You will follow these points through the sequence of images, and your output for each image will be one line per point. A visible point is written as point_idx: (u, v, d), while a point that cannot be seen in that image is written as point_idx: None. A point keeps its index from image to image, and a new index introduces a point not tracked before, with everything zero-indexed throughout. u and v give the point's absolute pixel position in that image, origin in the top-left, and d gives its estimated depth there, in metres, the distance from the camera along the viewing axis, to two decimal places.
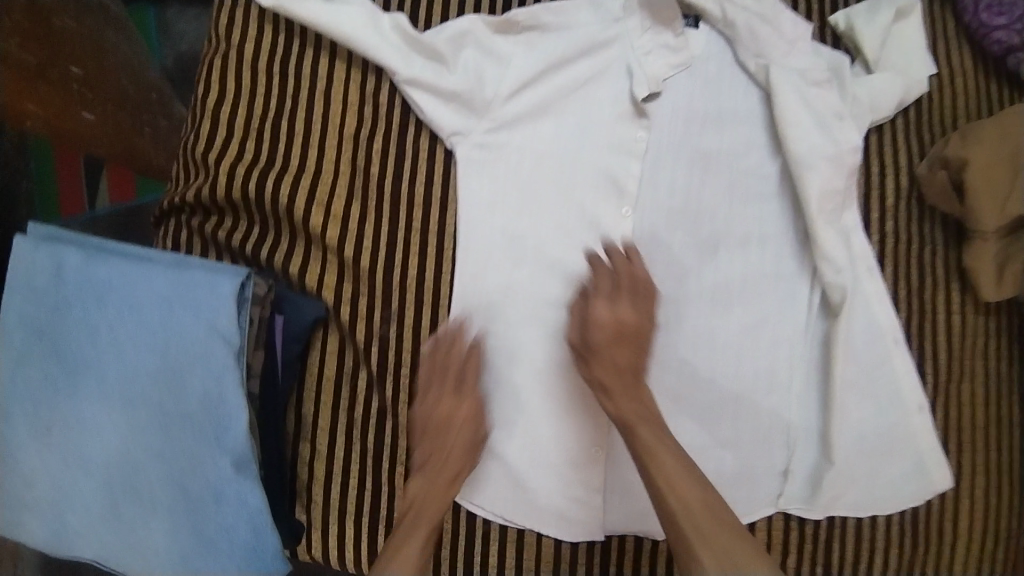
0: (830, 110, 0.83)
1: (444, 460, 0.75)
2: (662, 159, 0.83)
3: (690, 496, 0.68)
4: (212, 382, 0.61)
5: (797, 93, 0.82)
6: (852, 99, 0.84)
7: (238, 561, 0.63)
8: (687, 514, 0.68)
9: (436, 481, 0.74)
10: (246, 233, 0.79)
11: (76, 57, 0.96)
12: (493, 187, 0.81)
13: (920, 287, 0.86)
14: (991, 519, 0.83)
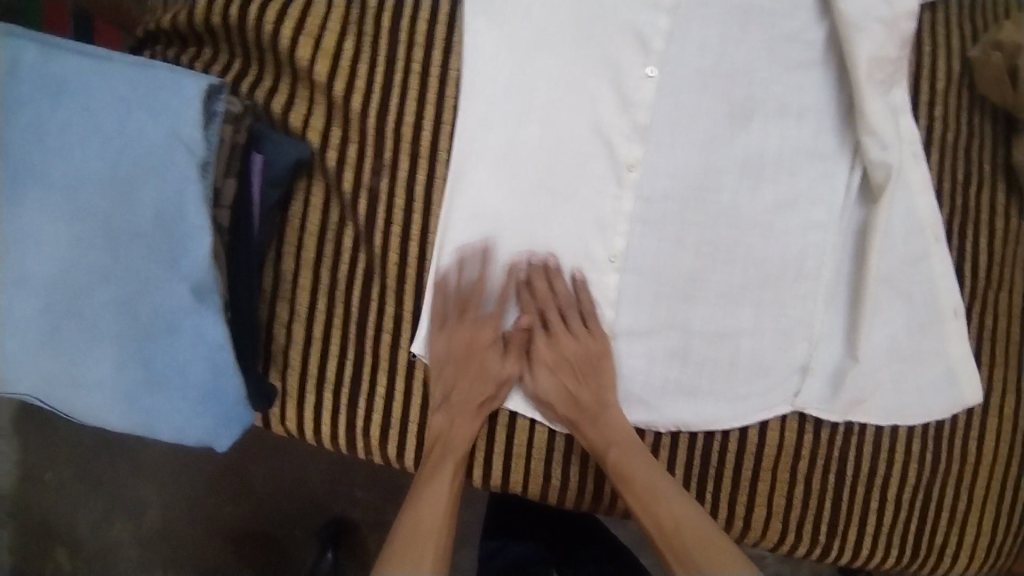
0: None
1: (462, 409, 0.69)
2: (689, 25, 0.73)
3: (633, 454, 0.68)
4: (172, 197, 0.55)
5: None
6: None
7: (193, 401, 0.57)
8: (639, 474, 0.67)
9: (461, 410, 0.69)
10: (229, 66, 0.71)
11: None
12: (504, 33, 0.72)
13: (966, 182, 0.77)
14: (1006, 428, 0.79)
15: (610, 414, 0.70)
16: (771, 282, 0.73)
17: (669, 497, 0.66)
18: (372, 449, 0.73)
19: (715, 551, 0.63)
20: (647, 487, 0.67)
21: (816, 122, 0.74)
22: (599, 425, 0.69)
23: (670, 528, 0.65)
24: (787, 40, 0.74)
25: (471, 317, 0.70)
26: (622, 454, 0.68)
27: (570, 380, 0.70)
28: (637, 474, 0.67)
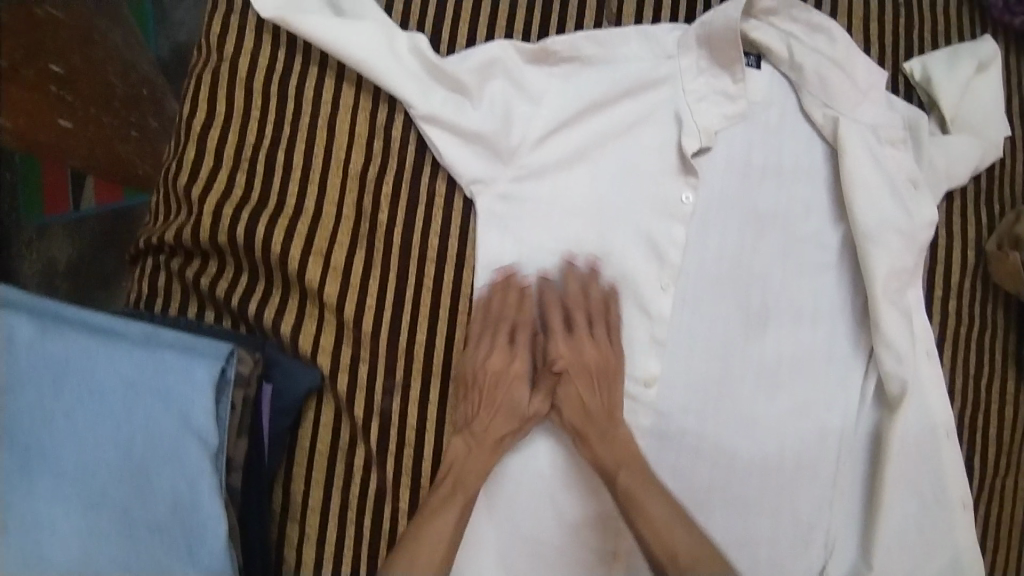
0: (903, 175, 0.72)
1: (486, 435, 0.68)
2: (708, 220, 0.72)
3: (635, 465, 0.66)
4: (185, 487, 0.54)
5: (869, 150, 0.72)
6: (932, 164, 0.72)
7: None
8: (649, 523, 0.64)
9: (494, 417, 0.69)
10: (233, 281, 0.69)
11: (59, 55, 0.89)
12: (517, 250, 0.71)
13: (977, 375, 0.78)
14: None
15: (619, 432, 0.68)
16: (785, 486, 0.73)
17: (657, 496, 0.65)
18: None
19: (720, 573, 0.61)
20: (662, 521, 0.63)
21: (831, 325, 0.74)
22: (606, 443, 0.67)
23: (683, 558, 0.61)
24: (801, 243, 0.73)
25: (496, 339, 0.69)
26: (633, 482, 0.65)
27: (586, 394, 0.68)
28: (646, 500, 0.65)
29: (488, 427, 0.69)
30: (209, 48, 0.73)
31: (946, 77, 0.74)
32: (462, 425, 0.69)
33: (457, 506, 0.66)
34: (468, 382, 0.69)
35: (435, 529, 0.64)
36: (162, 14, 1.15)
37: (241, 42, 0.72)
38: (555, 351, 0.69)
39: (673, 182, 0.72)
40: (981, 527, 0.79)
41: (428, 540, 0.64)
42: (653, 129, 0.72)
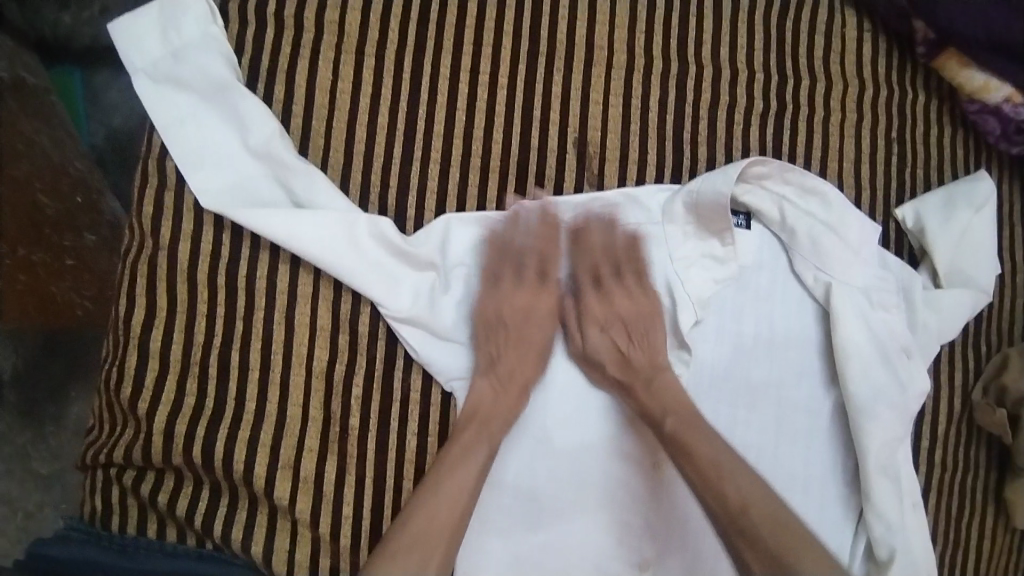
0: (897, 344, 0.69)
1: (491, 416, 0.65)
2: (699, 396, 0.70)
3: (705, 455, 0.63)
4: None
5: (863, 317, 0.69)
6: (924, 328, 0.70)
7: None
8: (749, 505, 0.60)
9: (517, 356, 0.67)
10: (194, 500, 0.65)
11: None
12: (509, 446, 0.68)
13: (959, 516, 0.78)
14: None
15: (665, 376, 0.67)
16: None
17: (739, 472, 0.62)
18: None
19: (777, 525, 0.59)
20: (712, 466, 0.62)
21: (820, 490, 0.72)
22: (654, 393, 0.66)
23: (738, 510, 0.60)
24: (791, 413, 0.71)
25: (530, 312, 0.68)
26: (682, 425, 0.64)
27: (624, 344, 0.68)
28: (727, 481, 0.61)
29: (510, 374, 0.67)
30: (144, 234, 0.67)
31: (940, 229, 0.72)
32: (485, 365, 0.67)
33: (482, 450, 0.64)
34: (493, 323, 0.67)
35: (455, 507, 0.61)
36: (93, 92, 0.98)
37: (179, 232, 0.66)
38: (589, 304, 0.69)
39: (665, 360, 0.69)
40: None
41: (437, 504, 0.61)
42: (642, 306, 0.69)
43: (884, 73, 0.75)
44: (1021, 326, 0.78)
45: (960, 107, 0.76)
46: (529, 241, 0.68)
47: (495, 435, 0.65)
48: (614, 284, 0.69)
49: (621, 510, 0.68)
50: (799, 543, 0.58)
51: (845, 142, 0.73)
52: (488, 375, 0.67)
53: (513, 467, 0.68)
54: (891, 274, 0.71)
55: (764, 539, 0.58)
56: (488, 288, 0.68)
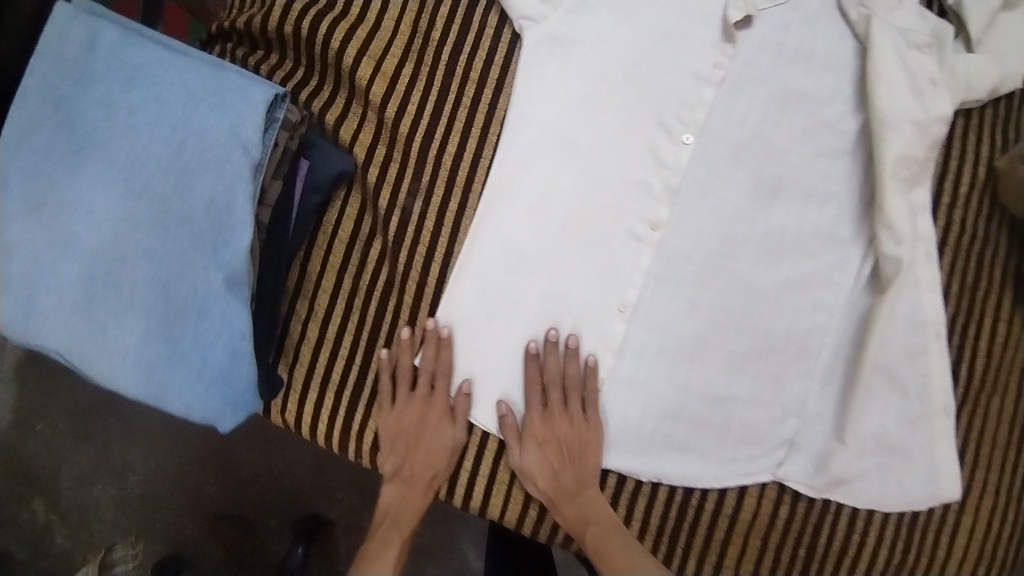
0: (924, 75, 0.75)
1: (409, 462, 0.74)
2: (739, 89, 0.75)
3: (601, 513, 0.72)
4: (226, 188, 0.61)
5: (899, 50, 0.75)
6: (952, 73, 0.76)
7: (211, 401, 0.62)
8: (610, 560, 0.69)
9: (421, 458, 0.74)
10: (289, 73, 0.75)
11: None
12: (563, 104, 0.74)
13: (974, 287, 0.79)
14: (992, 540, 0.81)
15: (590, 493, 0.73)
16: (771, 352, 0.75)
17: (633, 545, 0.71)
18: (364, 456, 0.76)
19: (652, 574, 0.69)
20: (583, 517, 0.72)
21: (837, 208, 0.76)
22: (577, 504, 0.72)
23: (593, 548, 0.70)
24: (819, 128, 0.77)
25: (423, 448, 0.74)
26: (598, 533, 0.71)
27: (560, 417, 0.73)
28: (606, 546, 0.70)
29: (412, 456, 0.74)
30: None
31: (976, 2, 0.79)
32: (399, 457, 0.75)
33: (395, 551, 0.75)
34: (391, 425, 0.73)
35: (409, 499, 0.75)
36: None
37: None
38: (530, 382, 0.73)
39: (712, 49, 0.75)
40: (962, 439, 0.80)
41: (376, 563, 0.75)
42: (702, 1, 0.75)
43: None
44: None
45: None
46: (427, 357, 0.72)
47: (407, 526, 0.77)
48: (563, 422, 0.73)
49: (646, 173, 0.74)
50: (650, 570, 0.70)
51: None
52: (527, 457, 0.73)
53: (546, 103, 0.74)
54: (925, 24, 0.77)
55: (629, 567, 0.69)
56: (394, 408, 0.74)
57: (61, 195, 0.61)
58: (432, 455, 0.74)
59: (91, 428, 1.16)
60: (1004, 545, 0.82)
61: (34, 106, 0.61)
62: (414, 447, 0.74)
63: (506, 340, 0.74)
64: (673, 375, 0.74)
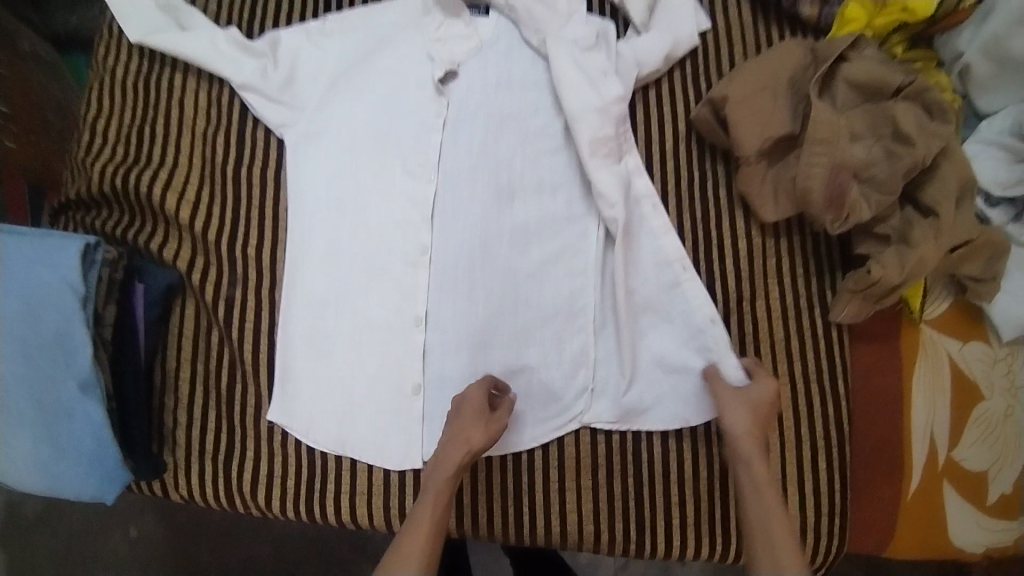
0: (597, 70, 0.92)
1: (460, 437, 0.80)
2: (460, 126, 0.95)
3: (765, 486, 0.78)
4: (64, 320, 0.80)
5: (572, 57, 0.92)
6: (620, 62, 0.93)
7: (94, 481, 0.81)
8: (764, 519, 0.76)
9: (460, 434, 0.80)
10: (118, 220, 0.96)
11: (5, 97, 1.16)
12: (327, 182, 0.94)
13: (705, 218, 0.93)
14: (802, 424, 0.92)
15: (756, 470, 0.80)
16: (544, 321, 0.90)
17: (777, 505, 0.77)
18: (249, 501, 0.91)
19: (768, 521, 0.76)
20: (765, 490, 0.78)
21: (565, 193, 0.93)
22: (764, 476, 0.79)
23: (766, 515, 0.77)
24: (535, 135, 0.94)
25: (458, 429, 0.81)
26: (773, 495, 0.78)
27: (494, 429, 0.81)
28: (767, 504, 0.77)
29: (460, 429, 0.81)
30: (99, 66, 1.01)
31: None
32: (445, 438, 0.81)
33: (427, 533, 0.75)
34: (457, 410, 0.83)
35: (442, 480, 0.78)
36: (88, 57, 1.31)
37: (118, 58, 1.00)
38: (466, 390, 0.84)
39: (431, 102, 0.95)
40: (740, 344, 0.92)
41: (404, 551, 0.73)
42: (412, 70, 0.96)
43: None
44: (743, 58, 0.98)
45: None
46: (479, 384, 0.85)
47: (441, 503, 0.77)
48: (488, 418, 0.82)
49: (406, 212, 0.93)
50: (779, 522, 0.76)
51: None
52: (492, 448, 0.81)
53: (314, 184, 0.94)
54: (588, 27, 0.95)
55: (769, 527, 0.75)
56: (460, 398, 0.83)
57: None
58: (472, 425, 0.81)
59: (69, 572, 1.31)
60: (815, 425, 0.92)
61: None
62: (460, 421, 0.81)
63: (336, 379, 0.90)
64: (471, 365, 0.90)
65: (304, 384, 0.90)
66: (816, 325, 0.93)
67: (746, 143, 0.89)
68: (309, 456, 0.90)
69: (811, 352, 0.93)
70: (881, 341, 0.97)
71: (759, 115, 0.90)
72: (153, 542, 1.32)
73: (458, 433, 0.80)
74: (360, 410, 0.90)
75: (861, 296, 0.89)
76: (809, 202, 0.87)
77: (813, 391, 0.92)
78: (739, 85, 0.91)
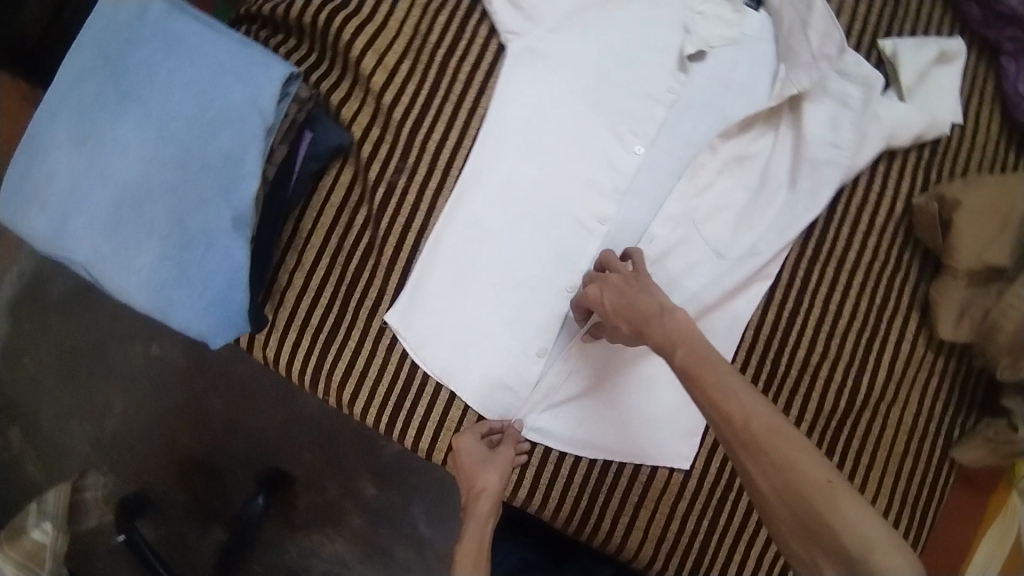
0: (845, 114, 0.88)
1: (477, 482, 0.80)
2: (687, 112, 0.88)
3: (756, 422, 0.59)
4: (241, 143, 0.71)
5: (828, 110, 0.88)
6: (870, 128, 0.87)
7: (209, 325, 0.71)
8: (778, 471, 0.58)
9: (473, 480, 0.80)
10: (304, 56, 0.88)
11: None
12: (533, 111, 0.87)
13: (880, 309, 0.90)
14: None
15: (737, 386, 0.62)
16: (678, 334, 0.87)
17: (799, 459, 0.57)
18: (331, 391, 0.85)
19: (807, 484, 0.57)
20: (762, 437, 0.59)
21: (763, 224, 0.88)
22: (735, 398, 0.61)
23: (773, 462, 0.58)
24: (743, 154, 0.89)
25: (471, 471, 0.81)
26: (765, 429, 0.59)
27: (652, 310, 0.70)
28: (756, 452, 0.59)
29: (477, 474, 0.80)
30: None
31: (909, 58, 0.90)
32: (470, 478, 0.81)
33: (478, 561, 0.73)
34: (470, 446, 0.83)
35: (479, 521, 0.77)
36: None
37: None
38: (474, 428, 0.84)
39: (670, 76, 0.87)
40: (862, 442, 0.89)
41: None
42: (665, 33, 0.88)
43: None
44: (979, 166, 0.93)
45: None
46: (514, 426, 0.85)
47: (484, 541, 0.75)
48: (630, 289, 0.74)
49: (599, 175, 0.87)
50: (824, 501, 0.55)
51: None
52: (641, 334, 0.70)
53: (519, 106, 0.87)
54: (853, 71, 0.89)
55: (807, 507, 0.56)
56: (475, 437, 0.84)
57: (99, 137, 0.71)
58: (486, 474, 0.80)
59: (77, 365, 1.26)
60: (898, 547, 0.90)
61: (89, 57, 0.73)
62: (474, 466, 0.81)
63: (466, 312, 0.85)
64: (597, 370, 0.87)
65: (433, 300, 0.85)
66: (934, 452, 0.91)
67: (959, 255, 0.86)
68: (410, 369, 0.85)
69: (919, 475, 0.90)
70: (975, 488, 0.95)
71: (983, 233, 0.85)
72: (168, 369, 1.26)
73: (474, 480, 0.80)
74: (479, 347, 0.85)
75: (992, 444, 0.88)
76: (994, 338, 0.85)
77: (911, 512, 0.90)
78: (977, 194, 0.86)
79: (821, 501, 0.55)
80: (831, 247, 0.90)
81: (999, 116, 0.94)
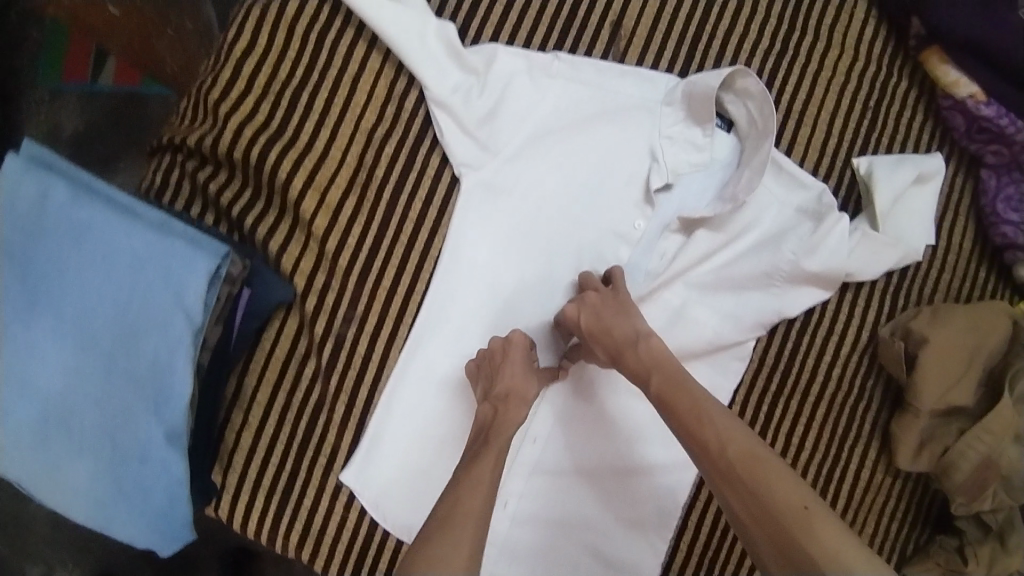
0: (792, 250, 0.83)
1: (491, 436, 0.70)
2: (652, 246, 0.84)
3: (732, 447, 0.64)
4: (165, 352, 0.64)
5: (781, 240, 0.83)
6: (801, 266, 0.83)
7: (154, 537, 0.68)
8: (758, 502, 0.61)
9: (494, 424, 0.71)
10: (237, 194, 0.80)
11: None
12: (490, 249, 0.82)
13: (842, 440, 0.89)
14: None
15: (714, 411, 0.66)
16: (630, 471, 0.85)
17: (778, 475, 0.61)
18: (289, 549, 0.83)
19: (786, 517, 0.60)
20: (742, 458, 0.63)
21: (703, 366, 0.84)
22: (712, 426, 0.65)
23: (754, 495, 0.62)
24: (690, 288, 0.84)
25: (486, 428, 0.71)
26: (743, 454, 0.63)
27: (632, 330, 0.71)
28: (734, 480, 0.63)
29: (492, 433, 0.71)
30: None
31: (886, 179, 0.85)
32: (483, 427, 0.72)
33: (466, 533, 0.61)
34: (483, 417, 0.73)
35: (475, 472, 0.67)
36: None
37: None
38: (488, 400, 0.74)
39: (634, 211, 0.83)
40: None
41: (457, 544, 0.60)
42: (630, 163, 0.83)
43: (878, 52, 0.89)
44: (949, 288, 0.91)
45: (936, 103, 0.90)
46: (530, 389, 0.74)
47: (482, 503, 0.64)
48: (608, 312, 0.73)
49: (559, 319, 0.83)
50: (808, 527, 0.58)
51: (827, 96, 0.87)
52: (620, 357, 0.71)
53: (476, 247, 0.82)
54: (812, 203, 0.83)
55: (790, 534, 0.59)
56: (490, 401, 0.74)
57: (11, 350, 0.65)
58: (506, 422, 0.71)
59: None
60: None
61: None
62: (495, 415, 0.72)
63: (422, 466, 0.83)
64: (550, 515, 0.85)
65: (387, 455, 0.82)
66: None
67: (922, 396, 0.84)
68: (368, 527, 0.84)
69: None
70: None
71: (948, 374, 0.83)
72: None
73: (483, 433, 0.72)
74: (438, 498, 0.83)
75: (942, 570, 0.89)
76: (950, 476, 0.85)
77: None
78: (945, 333, 0.83)
79: (796, 523, 0.59)
80: (794, 380, 0.87)
81: (975, 232, 0.92)
